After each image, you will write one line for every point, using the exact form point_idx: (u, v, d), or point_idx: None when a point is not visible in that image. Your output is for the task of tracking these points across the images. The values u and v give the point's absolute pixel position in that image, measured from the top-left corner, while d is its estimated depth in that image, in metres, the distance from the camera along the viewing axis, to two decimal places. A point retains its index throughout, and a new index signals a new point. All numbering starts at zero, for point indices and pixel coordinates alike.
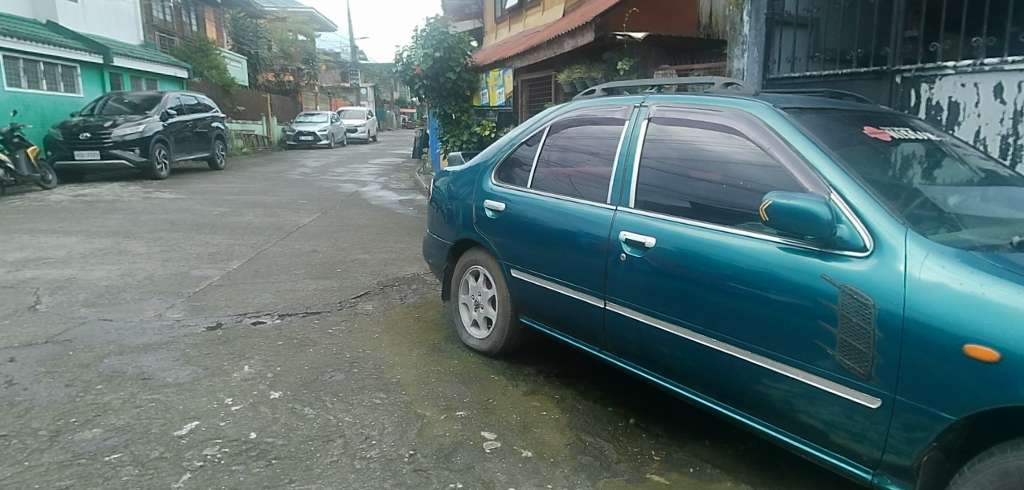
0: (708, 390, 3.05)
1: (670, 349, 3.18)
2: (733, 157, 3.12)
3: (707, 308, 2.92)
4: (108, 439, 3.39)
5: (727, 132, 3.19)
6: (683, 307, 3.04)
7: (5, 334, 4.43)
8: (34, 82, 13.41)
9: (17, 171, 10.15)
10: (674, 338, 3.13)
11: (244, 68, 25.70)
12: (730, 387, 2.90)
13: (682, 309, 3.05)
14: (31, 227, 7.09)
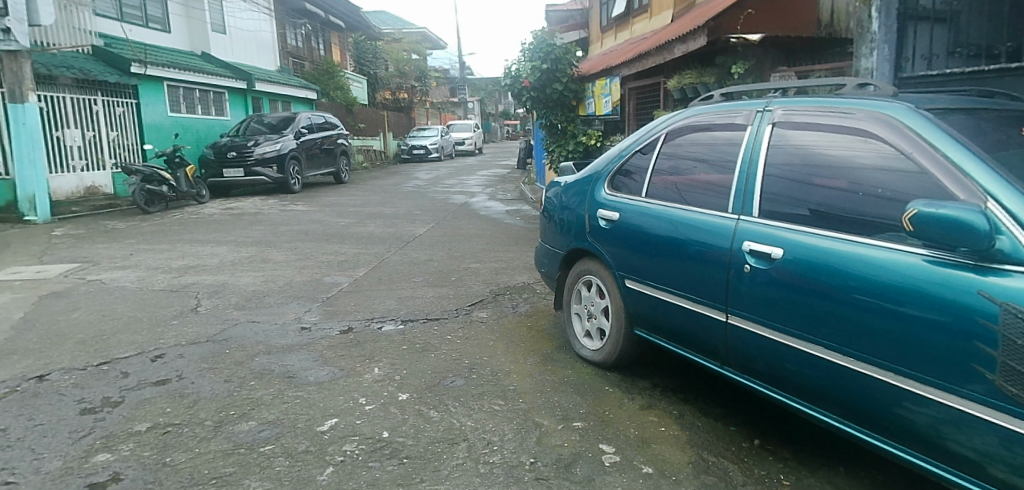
0: (840, 411, 2.85)
1: (797, 367, 3.01)
2: (869, 164, 2.91)
3: (841, 324, 2.74)
4: (262, 431, 3.74)
5: (862, 135, 2.98)
6: (814, 321, 2.87)
7: (177, 333, 5.01)
8: (191, 108, 15.04)
9: (179, 187, 11.43)
10: (802, 355, 2.96)
11: (364, 88, 27.43)
12: (866, 409, 2.69)
13: (812, 324, 2.88)
14: (190, 237, 7.97)
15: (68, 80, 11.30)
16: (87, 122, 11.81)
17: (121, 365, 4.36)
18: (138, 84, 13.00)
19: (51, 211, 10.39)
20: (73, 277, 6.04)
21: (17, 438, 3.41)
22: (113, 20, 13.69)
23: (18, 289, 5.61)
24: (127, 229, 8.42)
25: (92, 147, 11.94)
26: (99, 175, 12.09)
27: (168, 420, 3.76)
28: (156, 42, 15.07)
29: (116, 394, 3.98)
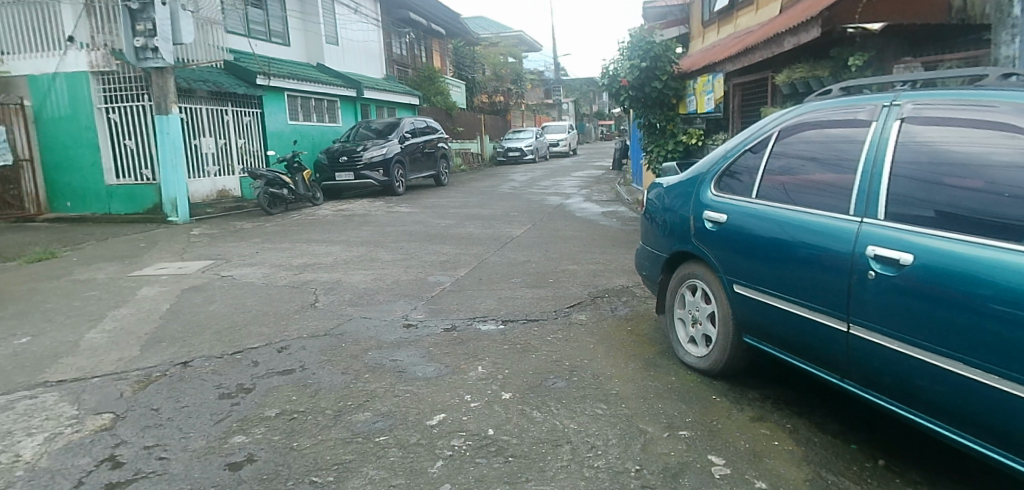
0: (982, 434, 2.56)
1: (930, 383, 2.74)
2: (1018, 161, 2.61)
3: (983, 338, 2.46)
4: (376, 422, 3.94)
5: (1005, 129, 2.70)
6: (950, 335, 2.60)
7: (298, 326, 5.38)
8: (308, 116, 16.08)
9: (297, 191, 12.28)
10: (936, 371, 2.69)
11: (462, 92, 28.17)
12: (1014, 433, 2.40)
13: (949, 337, 2.61)
14: (307, 237, 8.54)
15: (204, 93, 12.45)
16: (220, 130, 12.96)
17: (252, 355, 4.74)
18: (263, 95, 14.10)
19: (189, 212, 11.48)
20: (210, 273, 6.65)
21: (169, 417, 3.79)
22: (242, 36, 14.93)
23: (164, 283, 6.25)
24: (252, 229, 9.15)
25: (224, 153, 13.08)
26: (229, 179, 13.21)
27: (294, 407, 4.05)
28: (277, 55, 16.28)
29: (249, 381, 4.34)
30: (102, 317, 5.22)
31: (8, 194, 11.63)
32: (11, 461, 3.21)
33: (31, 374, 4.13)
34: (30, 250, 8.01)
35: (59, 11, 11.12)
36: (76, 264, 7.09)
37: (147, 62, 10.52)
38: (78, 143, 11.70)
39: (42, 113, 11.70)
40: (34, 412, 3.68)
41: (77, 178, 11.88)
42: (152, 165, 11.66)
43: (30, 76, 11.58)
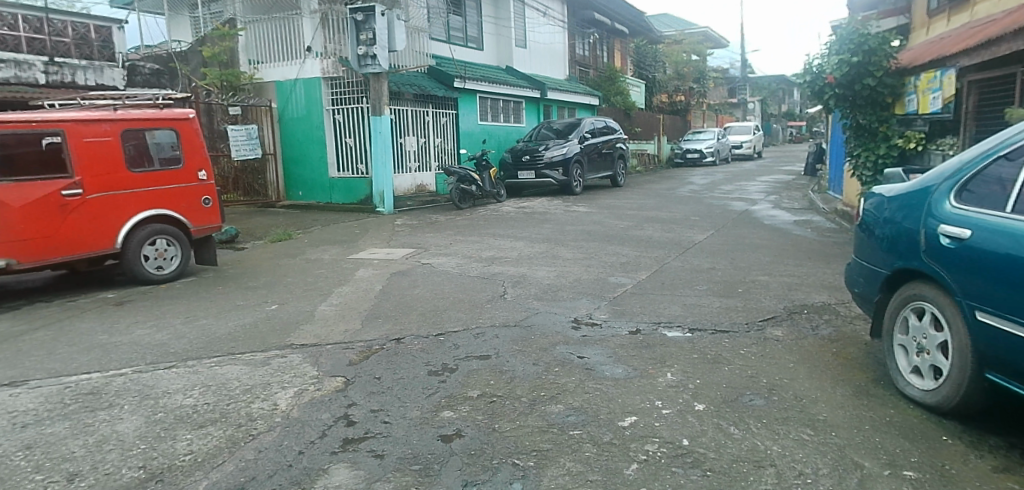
0: None
1: None
2: None
3: None
4: (569, 416, 4.01)
5: None
6: None
7: (491, 315, 5.69)
8: (496, 116, 16.93)
9: (484, 187, 12.99)
10: None
11: (642, 92, 27.75)
12: None
13: None
14: (494, 231, 9.00)
15: (410, 96, 13.70)
16: (421, 130, 14.10)
17: (452, 338, 5.11)
18: (458, 97, 15.11)
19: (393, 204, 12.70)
20: (412, 260, 7.29)
21: (388, 386, 4.22)
22: (444, 42, 16.11)
23: (375, 266, 6.98)
24: (445, 222, 9.86)
25: (423, 151, 14.25)
26: (426, 175, 14.34)
27: (493, 391, 4.29)
28: (473, 60, 17.33)
29: (451, 362, 4.69)
30: (329, 293, 5.96)
31: (256, 183, 13.90)
32: (271, 408, 3.77)
33: (280, 336, 4.83)
34: (272, 231, 9.42)
35: (301, 25, 13.01)
36: (307, 245, 8.23)
37: (368, 67, 11.71)
38: (310, 140, 13.48)
39: (285, 113, 13.64)
40: (285, 369, 4.30)
41: (308, 170, 13.71)
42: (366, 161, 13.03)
43: (277, 81, 13.56)
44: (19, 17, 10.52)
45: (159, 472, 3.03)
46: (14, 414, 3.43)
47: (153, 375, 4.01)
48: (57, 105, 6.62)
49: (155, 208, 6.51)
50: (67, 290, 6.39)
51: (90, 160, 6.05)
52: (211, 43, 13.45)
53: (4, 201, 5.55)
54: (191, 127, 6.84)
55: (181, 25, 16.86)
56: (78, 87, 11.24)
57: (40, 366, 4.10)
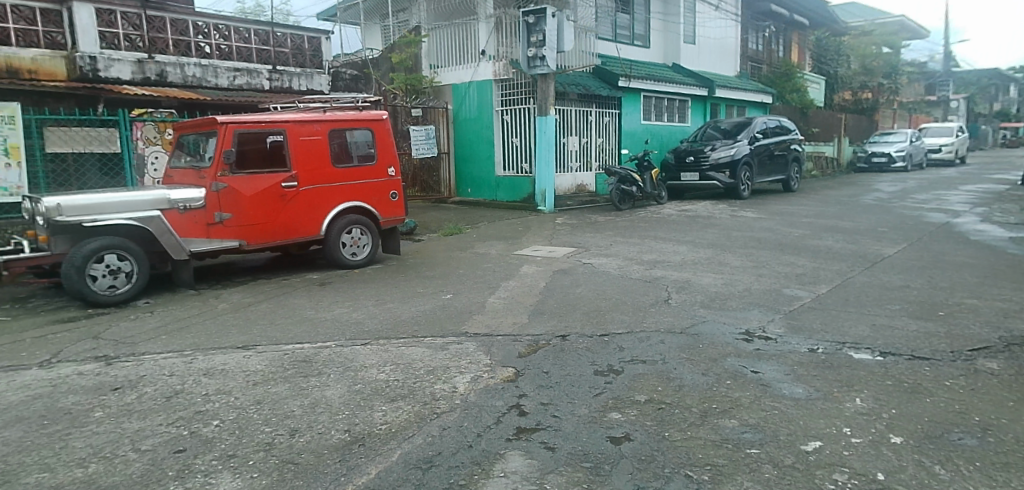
0: None
1: None
2: None
3: None
4: (745, 433, 3.80)
5: None
6: None
7: (655, 319, 5.60)
8: (659, 116, 16.55)
9: (645, 189, 12.83)
10: None
11: (821, 89, 25.51)
12: None
13: None
14: (657, 234, 8.83)
15: (574, 96, 13.86)
16: (583, 130, 14.20)
17: (618, 340, 5.11)
18: (622, 96, 15.01)
19: (554, 203, 12.99)
20: (573, 259, 7.41)
21: (556, 381, 4.33)
22: (610, 41, 16.07)
23: (539, 263, 7.21)
24: (605, 223, 9.86)
25: (585, 151, 14.34)
26: (586, 175, 14.46)
27: (661, 398, 4.21)
28: (638, 58, 17.08)
29: (617, 364, 4.68)
30: (497, 286, 6.25)
31: (431, 180, 14.85)
32: (451, 390, 4.04)
33: (457, 324, 5.16)
34: (445, 225, 10.10)
35: (478, 30, 13.73)
36: (476, 240, 8.71)
37: (536, 69, 12.10)
38: (480, 140, 14.23)
39: (459, 114, 14.51)
40: (461, 355, 4.58)
41: (477, 168, 14.47)
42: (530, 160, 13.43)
43: (454, 84, 14.48)
44: (251, 32, 11.77)
45: (361, 437, 3.36)
46: (248, 372, 4.02)
47: (352, 350, 4.49)
48: (278, 107, 7.60)
49: (352, 200, 7.27)
50: (282, 270, 7.38)
51: (304, 156, 6.88)
52: (398, 50, 14.74)
53: (240, 190, 6.49)
54: (384, 127, 7.50)
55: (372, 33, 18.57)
56: (293, 92, 12.31)
57: (264, 333, 4.77)
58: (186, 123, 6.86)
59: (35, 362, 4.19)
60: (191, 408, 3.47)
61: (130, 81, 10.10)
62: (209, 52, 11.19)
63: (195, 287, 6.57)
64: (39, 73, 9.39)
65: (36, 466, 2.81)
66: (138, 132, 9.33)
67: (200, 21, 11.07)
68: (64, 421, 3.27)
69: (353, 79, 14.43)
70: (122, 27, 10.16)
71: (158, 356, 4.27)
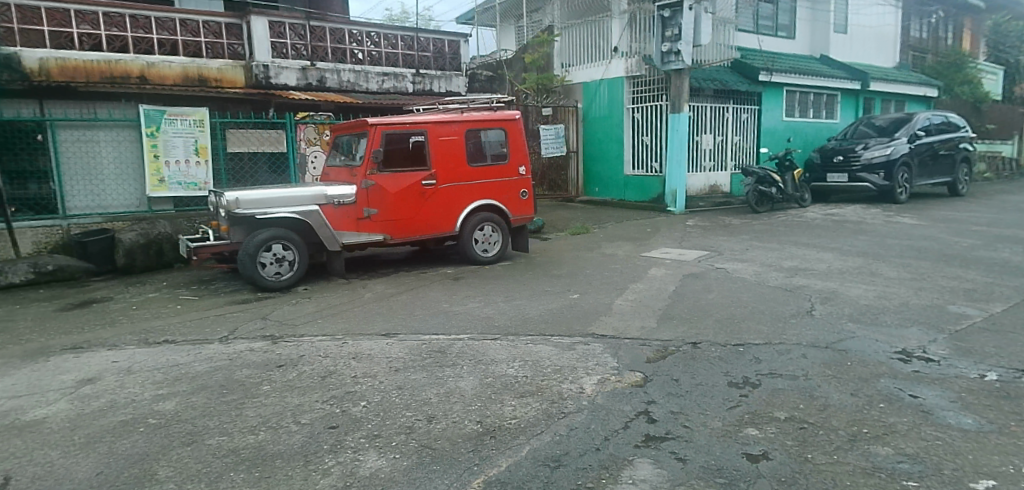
0: None
1: None
2: None
3: None
4: (902, 462, 3.31)
5: None
6: None
7: (796, 332, 5.21)
8: (804, 112, 15.41)
9: (785, 190, 12.00)
10: None
11: (999, 80, 22.39)
12: None
13: None
14: (797, 240, 8.25)
15: (710, 92, 13.28)
16: (719, 128, 13.57)
17: (754, 351, 4.83)
18: (762, 91, 14.16)
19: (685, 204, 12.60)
20: (705, 263, 7.15)
21: (687, 390, 4.16)
22: (750, 33, 15.21)
23: (668, 266, 7.06)
24: (740, 226, 9.37)
25: (720, 149, 13.69)
26: (721, 175, 13.83)
27: (803, 416, 3.86)
28: (782, 50, 15.98)
29: (754, 377, 4.41)
30: (625, 289, 6.19)
31: (559, 178, 14.90)
32: (578, 391, 4.03)
33: (584, 324, 5.17)
34: (572, 224, 10.15)
35: (611, 27, 13.61)
36: (603, 240, 8.67)
37: (670, 64, 11.85)
38: (610, 138, 14.10)
39: (589, 112, 14.48)
40: (588, 356, 4.56)
41: (605, 167, 14.37)
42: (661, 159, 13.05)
43: (585, 83, 14.47)
44: (399, 37, 12.51)
45: (492, 429, 3.43)
46: (390, 359, 4.30)
47: (484, 344, 4.64)
48: (420, 109, 8.03)
49: (484, 198, 7.53)
50: (421, 263, 7.81)
51: (443, 156, 7.21)
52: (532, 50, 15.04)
53: (385, 187, 6.95)
54: (516, 127, 7.68)
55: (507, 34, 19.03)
56: (433, 94, 12.93)
57: (405, 323, 5.08)
58: (341, 125, 7.45)
59: (216, 337, 4.79)
60: (341, 388, 3.79)
61: (295, 86, 11.15)
62: (362, 58, 12.09)
63: (345, 277, 7.14)
64: (222, 81, 10.56)
65: (217, 429, 3.21)
66: (301, 134, 10.33)
67: (355, 29, 11.97)
68: (238, 391, 3.71)
69: (489, 80, 15.12)
70: (289, 37, 11.18)
71: (314, 339, 4.69)
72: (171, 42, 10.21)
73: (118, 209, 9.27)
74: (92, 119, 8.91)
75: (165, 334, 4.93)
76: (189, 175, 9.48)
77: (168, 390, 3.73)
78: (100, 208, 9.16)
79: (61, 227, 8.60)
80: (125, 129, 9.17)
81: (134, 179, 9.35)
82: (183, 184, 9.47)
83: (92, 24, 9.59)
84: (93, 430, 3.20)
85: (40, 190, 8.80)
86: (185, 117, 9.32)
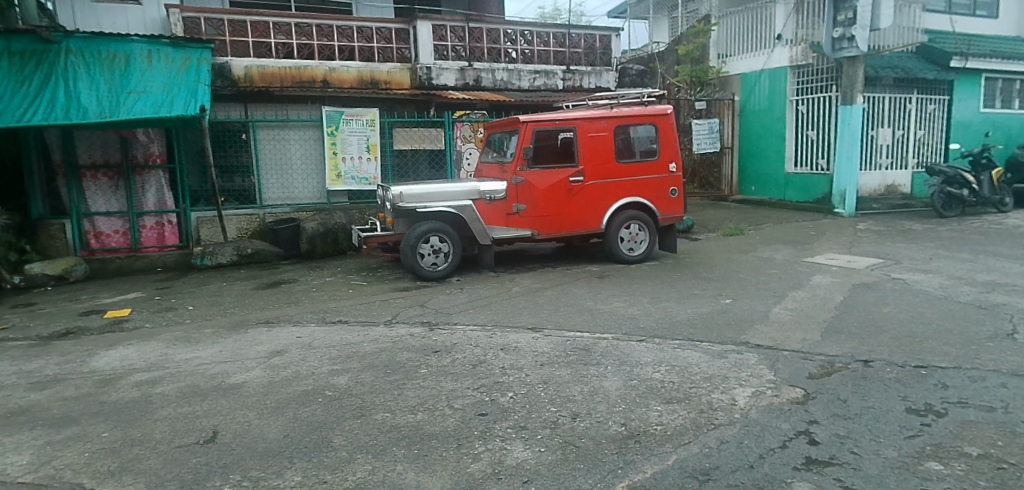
0: None
1: None
2: None
3: None
4: None
5: None
6: None
7: (994, 356, 4.42)
8: (1008, 102, 13.26)
9: (982, 193, 10.45)
10: None
11: None
12: None
13: None
14: (996, 250, 7.10)
15: (889, 81, 11.88)
16: (900, 121, 12.10)
17: (940, 375, 4.16)
18: (955, 79, 12.41)
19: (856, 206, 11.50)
20: (878, 272, 6.45)
21: (856, 413, 3.64)
22: (942, 13, 13.35)
23: (834, 274, 6.50)
24: (923, 232, 8.29)
25: (899, 145, 12.22)
26: (901, 173, 12.37)
27: (1002, 455, 3.12)
28: (981, 31, 13.86)
29: (940, 404, 3.75)
30: (784, 296, 5.77)
31: (713, 177, 14.51)
32: (730, 402, 3.72)
33: (736, 332, 4.88)
34: (724, 224, 9.65)
35: (773, 12, 12.62)
36: (758, 244, 8.15)
37: (842, 51, 10.82)
38: (768, 133, 13.19)
39: (747, 106, 13.65)
40: (742, 366, 4.27)
41: (762, 164, 13.49)
42: (828, 156, 11.92)
43: (743, 73, 13.67)
44: (551, 34, 12.67)
45: (637, 433, 3.27)
46: (536, 353, 4.37)
47: (629, 345, 4.56)
48: (570, 106, 8.07)
49: (631, 196, 7.41)
50: (567, 260, 7.89)
51: (591, 152, 7.19)
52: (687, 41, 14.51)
53: (534, 184, 7.08)
54: (668, 122, 7.45)
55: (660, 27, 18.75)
56: (583, 90, 12.97)
57: (550, 318, 5.16)
58: (494, 123, 7.71)
59: (381, 320, 5.22)
60: (491, 378, 3.93)
61: (453, 86, 11.76)
62: (515, 56, 12.41)
63: (494, 270, 7.41)
64: (391, 83, 11.42)
65: (381, 406, 3.49)
66: (458, 132, 10.86)
67: (510, 29, 12.30)
68: (399, 373, 3.99)
69: (640, 75, 14.84)
70: (450, 40, 11.76)
71: (466, 328, 4.92)
72: (350, 48, 11.17)
73: (303, 200, 10.30)
74: (285, 119, 9.99)
75: (338, 315, 5.47)
76: (361, 170, 10.39)
77: (341, 366, 4.12)
78: (290, 199, 10.23)
79: (260, 215, 9.82)
80: (310, 129, 10.17)
81: (317, 174, 10.34)
82: (357, 179, 10.40)
83: (287, 34, 10.76)
84: (281, 397, 3.62)
85: (243, 183, 9.98)
86: (359, 117, 10.23)
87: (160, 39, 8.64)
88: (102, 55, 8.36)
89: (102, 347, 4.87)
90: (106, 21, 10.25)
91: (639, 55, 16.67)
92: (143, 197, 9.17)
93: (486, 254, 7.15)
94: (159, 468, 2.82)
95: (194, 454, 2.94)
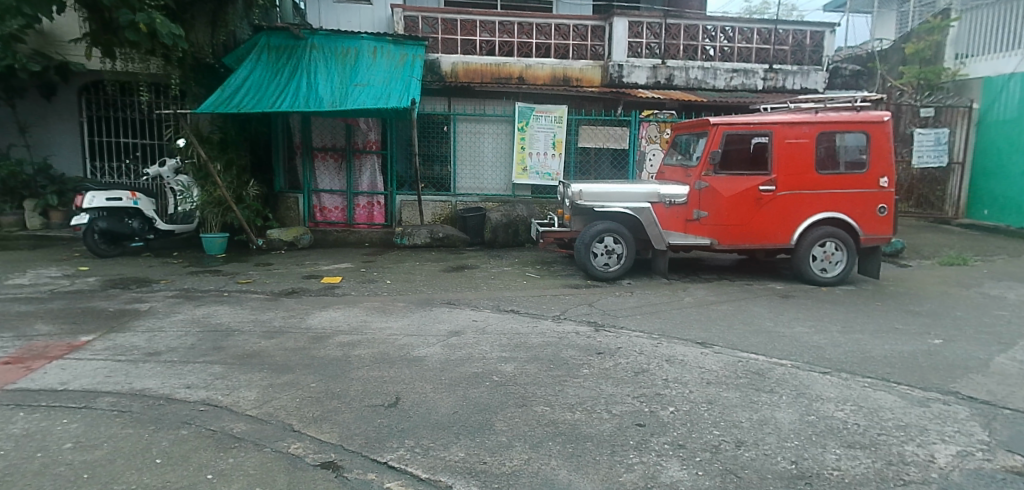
0: None
1: None
2: None
3: None
4: None
5: None
6: None
7: None
8: None
9: None
10: None
11: None
12: None
13: None
14: None
15: None
16: None
17: None
18: None
19: None
20: None
21: None
22: None
23: None
24: None
25: None
26: None
27: None
28: None
29: None
30: (1013, 344, 4.84)
31: (934, 195, 12.47)
32: (927, 458, 3.15)
33: (943, 379, 4.19)
34: (943, 251, 8.32)
35: None
36: (984, 278, 6.93)
37: None
38: (1014, 148, 11.05)
39: (988, 115, 11.59)
40: (948, 419, 3.61)
41: (1002, 184, 11.35)
42: None
43: (988, 77, 11.58)
44: (755, 31, 11.85)
45: (809, 474, 2.96)
46: (703, 370, 4.19)
47: (810, 376, 4.16)
48: (768, 108, 7.49)
49: (831, 211, 6.71)
50: (748, 274, 7.40)
51: (788, 160, 6.62)
52: (916, 38, 12.75)
53: (720, 190, 6.72)
54: (884, 131, 6.62)
55: (887, 23, 16.81)
56: (786, 91, 11.93)
57: (722, 335, 4.90)
58: (683, 124, 7.44)
59: (549, 314, 5.38)
60: (652, 388, 3.85)
61: (644, 85, 11.56)
62: (713, 54, 11.81)
63: (667, 276, 7.22)
64: (583, 80, 11.55)
65: (543, 399, 3.61)
66: (644, 131, 10.63)
67: (710, 25, 11.73)
68: (563, 368, 4.09)
69: (855, 76, 13.36)
70: (646, 37, 11.57)
71: (632, 333, 4.87)
72: (546, 46, 11.49)
73: (491, 191, 10.91)
74: (482, 113, 10.59)
75: (511, 304, 5.73)
76: (546, 166, 10.68)
77: (509, 354, 4.33)
78: (479, 190, 10.88)
79: (451, 203, 10.63)
80: (502, 124, 10.68)
81: (505, 167, 10.83)
82: (540, 174, 10.71)
83: (491, 32, 11.39)
84: (454, 375, 3.92)
85: (441, 172, 10.74)
86: (549, 113, 10.51)
87: (385, 36, 9.76)
88: (338, 51, 9.63)
89: (317, 308, 5.65)
90: (344, 19, 11.68)
91: (858, 53, 14.92)
92: (359, 177, 10.40)
93: (660, 259, 7.00)
94: (351, 422, 3.23)
95: (379, 415, 3.31)
